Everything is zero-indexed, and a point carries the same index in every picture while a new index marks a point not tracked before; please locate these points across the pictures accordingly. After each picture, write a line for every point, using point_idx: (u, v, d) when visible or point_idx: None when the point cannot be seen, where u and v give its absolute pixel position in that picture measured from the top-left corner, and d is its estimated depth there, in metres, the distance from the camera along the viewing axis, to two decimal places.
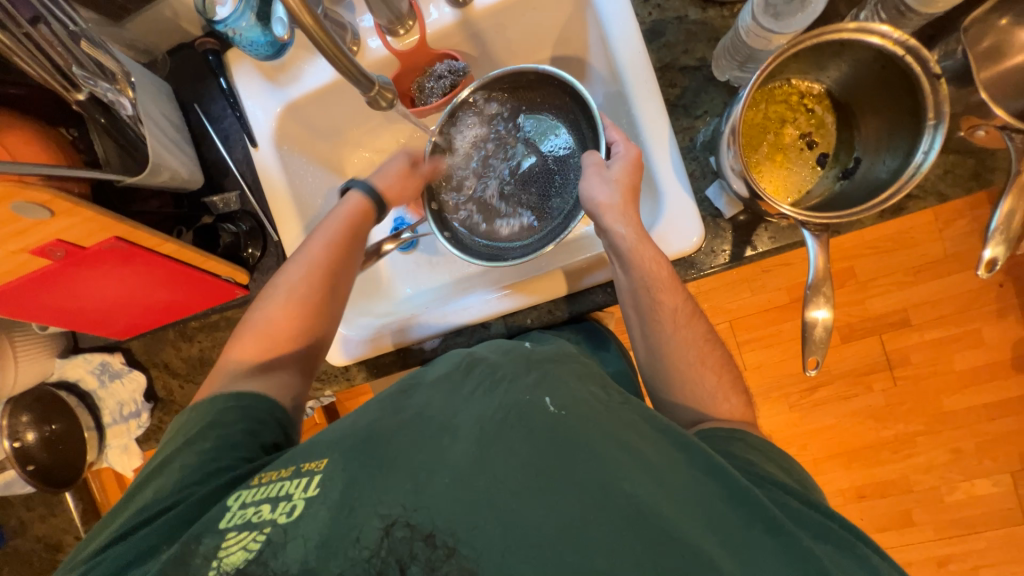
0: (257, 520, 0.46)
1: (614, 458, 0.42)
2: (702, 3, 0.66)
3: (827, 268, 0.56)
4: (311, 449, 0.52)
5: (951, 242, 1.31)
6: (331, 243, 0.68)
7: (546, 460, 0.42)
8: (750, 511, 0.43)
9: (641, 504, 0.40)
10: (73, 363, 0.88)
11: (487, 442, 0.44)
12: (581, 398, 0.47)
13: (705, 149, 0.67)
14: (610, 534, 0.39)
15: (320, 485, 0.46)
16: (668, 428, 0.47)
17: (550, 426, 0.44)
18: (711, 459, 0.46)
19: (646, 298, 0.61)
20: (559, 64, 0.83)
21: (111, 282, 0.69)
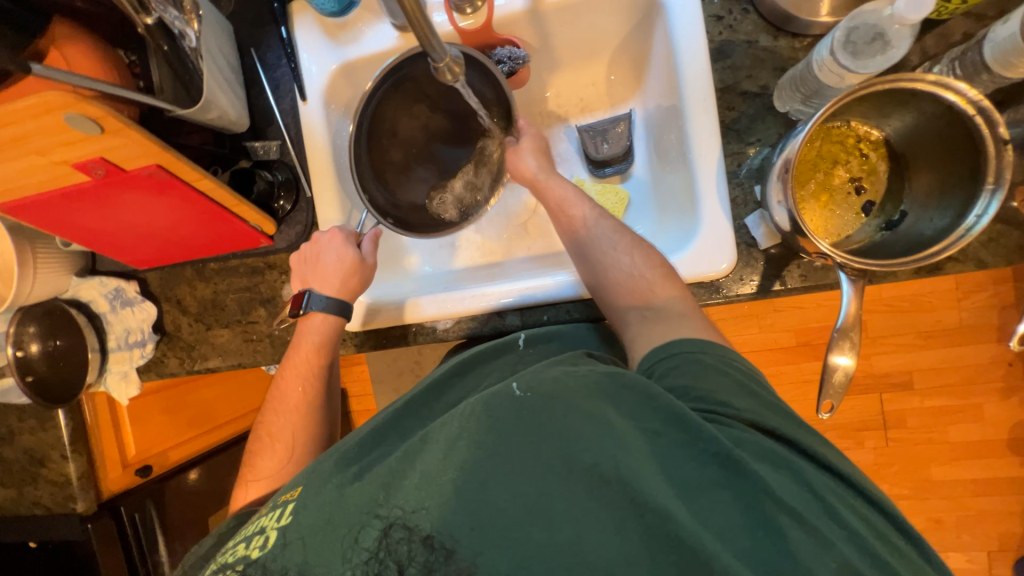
0: (233, 558, 0.48)
1: (564, 421, 0.43)
2: (775, 31, 0.65)
3: (857, 315, 0.55)
4: (291, 482, 0.54)
5: (969, 314, 1.30)
6: (301, 371, 0.73)
7: (513, 441, 0.43)
8: (700, 449, 0.42)
9: (595, 464, 0.40)
10: (89, 284, 0.88)
11: (462, 436, 0.44)
12: (544, 376, 0.47)
13: (751, 177, 0.66)
14: (573, 496, 0.40)
15: (293, 514, 0.48)
16: (617, 377, 0.47)
17: (513, 409, 0.45)
18: (657, 401, 0.45)
19: (613, 278, 0.64)
20: (616, 70, 0.82)
21: (143, 209, 0.69)
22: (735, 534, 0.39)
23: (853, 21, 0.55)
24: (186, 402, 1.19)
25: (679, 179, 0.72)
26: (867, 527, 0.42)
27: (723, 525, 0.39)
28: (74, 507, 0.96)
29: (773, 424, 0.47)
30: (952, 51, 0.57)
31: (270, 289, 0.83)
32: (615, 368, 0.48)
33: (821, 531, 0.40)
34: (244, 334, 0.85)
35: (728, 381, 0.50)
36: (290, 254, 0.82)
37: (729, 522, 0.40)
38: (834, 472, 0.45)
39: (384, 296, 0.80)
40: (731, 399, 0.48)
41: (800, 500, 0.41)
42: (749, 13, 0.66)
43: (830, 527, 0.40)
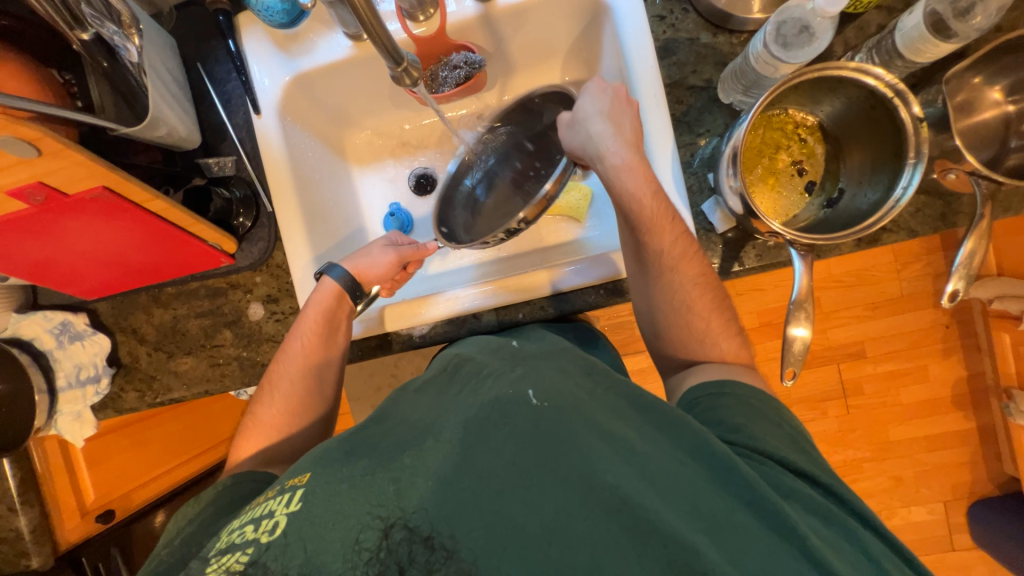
0: (241, 540, 0.46)
1: (594, 445, 0.43)
2: (713, 28, 0.70)
3: (810, 288, 0.59)
4: (297, 468, 0.51)
5: (908, 283, 1.41)
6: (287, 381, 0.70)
7: (532, 456, 0.43)
8: (729, 482, 0.44)
9: (624, 492, 0.41)
10: (30, 320, 0.82)
11: (468, 443, 0.45)
12: (563, 390, 0.48)
13: (704, 166, 0.70)
14: (597, 524, 0.40)
15: (302, 500, 0.46)
16: (650, 408, 0.48)
17: (531, 420, 0.45)
18: (691, 437, 0.46)
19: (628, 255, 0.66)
20: (571, 71, 0.85)
21: (90, 234, 0.65)
22: (761, 565, 0.39)
23: (781, 16, 0.59)
24: (148, 437, 1.10)
25: None
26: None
27: (748, 558, 0.40)
28: (28, 563, 0.88)
29: (811, 473, 0.48)
30: (869, 41, 0.63)
31: (235, 309, 0.80)
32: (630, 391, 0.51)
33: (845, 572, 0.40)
34: (209, 359, 0.81)
35: (777, 432, 0.51)
36: (253, 272, 0.80)
37: (757, 552, 0.40)
38: (872, 527, 0.46)
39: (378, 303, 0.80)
40: (760, 434, 0.50)
41: (835, 549, 0.42)
42: (689, 13, 0.70)
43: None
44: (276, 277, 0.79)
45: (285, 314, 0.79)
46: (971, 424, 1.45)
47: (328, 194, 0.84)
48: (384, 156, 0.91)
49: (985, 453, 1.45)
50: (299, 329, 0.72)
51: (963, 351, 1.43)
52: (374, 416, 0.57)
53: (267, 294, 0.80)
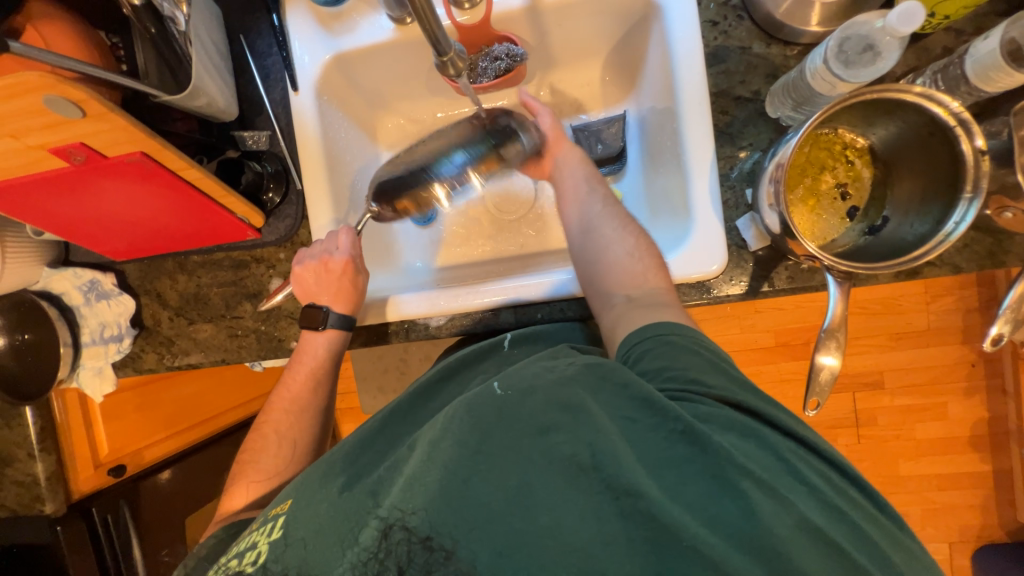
0: (227, 572, 0.48)
1: (546, 419, 0.44)
2: (767, 38, 0.67)
3: (843, 316, 0.57)
4: (280, 495, 0.54)
5: (936, 317, 1.37)
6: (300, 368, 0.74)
7: (495, 437, 0.44)
8: (668, 428, 0.43)
9: (578, 457, 0.41)
10: (60, 275, 0.84)
11: (442, 433, 0.46)
12: (520, 374, 0.50)
13: (742, 180, 0.68)
14: (553, 486, 0.41)
15: (283, 527, 0.48)
16: (606, 372, 0.47)
17: (494, 408, 0.46)
18: (630, 389, 0.45)
19: (612, 259, 0.64)
20: (612, 71, 0.83)
21: (125, 198, 0.66)
22: (705, 509, 0.39)
23: (846, 31, 0.56)
24: (162, 400, 1.14)
25: (671, 181, 0.73)
26: (836, 493, 0.43)
27: (691, 499, 0.40)
28: (43, 508, 0.92)
29: (737, 395, 0.47)
30: (934, 63, 0.59)
31: (257, 283, 0.81)
32: (594, 361, 0.49)
33: (780, 490, 0.40)
34: (228, 328, 0.82)
35: (698, 357, 0.50)
36: (278, 248, 0.80)
37: (696, 494, 0.40)
38: (793, 435, 0.46)
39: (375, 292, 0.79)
40: (700, 373, 0.48)
41: (761, 464, 0.42)
42: (743, 20, 0.68)
43: (790, 492, 0.41)
44: None
45: None
46: (988, 467, 1.40)
47: (357, 176, 0.84)
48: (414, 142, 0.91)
49: (999, 499, 1.40)
50: (301, 356, 0.74)
51: (987, 392, 1.39)
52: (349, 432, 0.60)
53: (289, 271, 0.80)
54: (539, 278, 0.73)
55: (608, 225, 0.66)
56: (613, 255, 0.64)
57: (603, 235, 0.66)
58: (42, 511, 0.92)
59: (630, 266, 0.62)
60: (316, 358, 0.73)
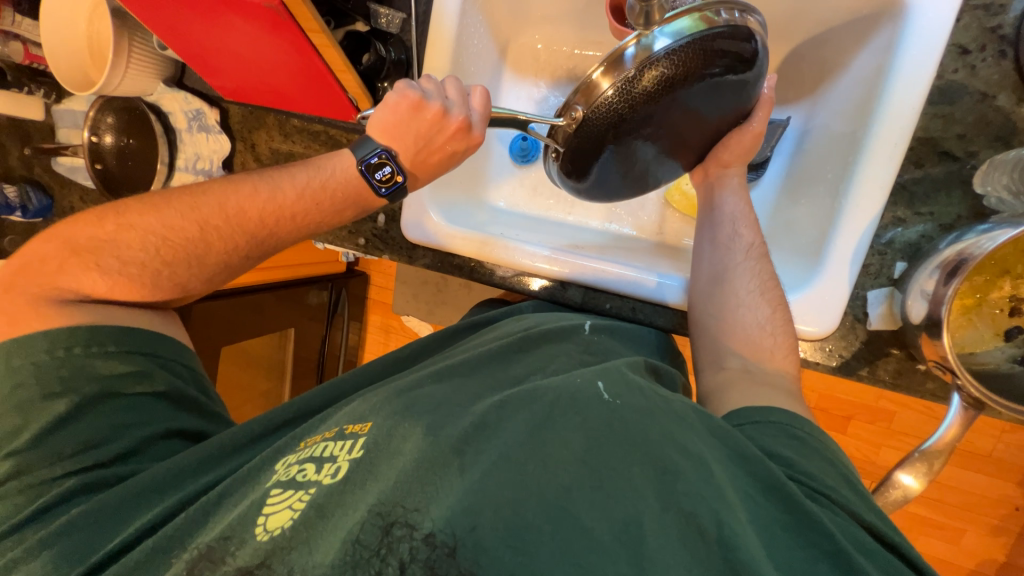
0: (300, 478, 0.43)
1: (667, 459, 0.36)
2: (1021, 92, 0.53)
3: (951, 444, 0.50)
4: (355, 411, 0.48)
5: (1002, 448, 1.23)
6: (277, 203, 0.58)
7: (597, 448, 0.36)
8: (812, 544, 0.35)
9: (701, 522, 0.33)
10: (172, 96, 0.85)
11: (532, 422, 0.39)
12: (637, 389, 0.42)
13: (898, 250, 0.57)
14: (658, 544, 0.32)
15: (365, 449, 0.42)
16: (726, 436, 0.40)
17: (605, 415, 0.39)
18: (765, 473, 0.38)
19: (737, 320, 0.57)
20: (793, 66, 0.69)
21: (248, 40, 0.63)
22: None
23: None
24: None
25: (810, 218, 0.64)
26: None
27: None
28: None
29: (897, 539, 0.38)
30: None
31: None
32: (707, 414, 0.42)
33: None
34: None
35: (833, 470, 0.42)
36: None
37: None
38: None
39: (453, 218, 0.74)
40: (829, 480, 0.41)
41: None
42: (1002, 58, 0.53)
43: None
44: None
45: None
46: None
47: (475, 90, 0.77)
48: (542, 73, 0.82)
49: None
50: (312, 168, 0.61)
51: (1017, 539, 1.27)
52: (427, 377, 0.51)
53: None
54: (637, 274, 0.67)
55: (739, 259, 0.60)
56: (740, 317, 0.57)
57: (736, 292, 0.58)
58: None
59: (757, 337, 0.56)
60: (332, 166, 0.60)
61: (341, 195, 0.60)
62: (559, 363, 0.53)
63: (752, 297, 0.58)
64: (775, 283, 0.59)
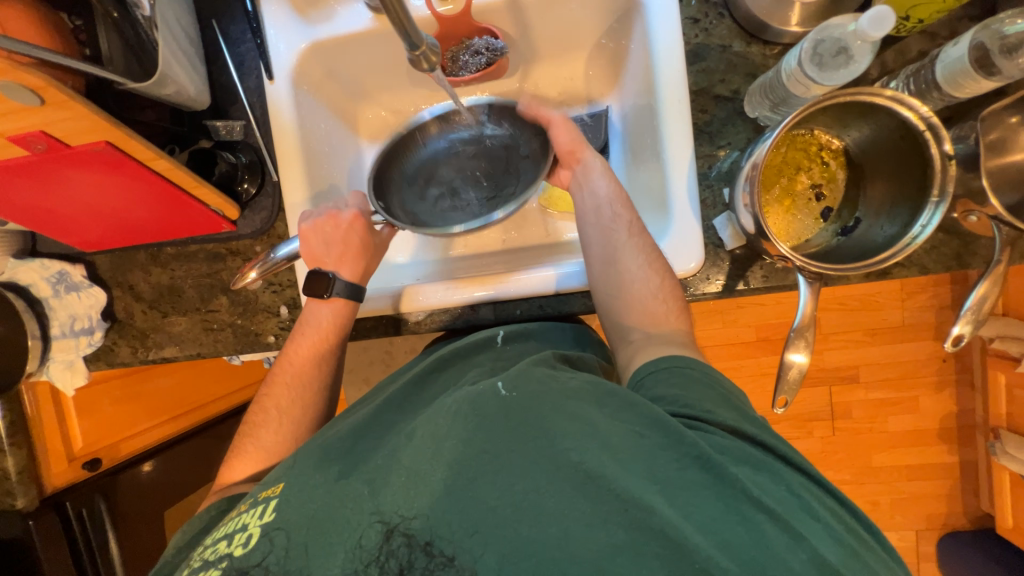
0: (214, 557, 0.50)
1: (563, 427, 0.46)
2: (748, 37, 0.67)
3: (812, 315, 0.58)
4: (269, 479, 0.55)
5: (910, 313, 1.40)
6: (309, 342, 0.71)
7: (503, 437, 0.46)
8: (682, 453, 0.44)
9: (586, 466, 0.43)
10: (27, 266, 0.81)
11: (444, 435, 0.49)
12: (531, 377, 0.51)
13: (720, 179, 0.68)
14: (560, 494, 0.43)
15: (276, 511, 0.50)
16: (610, 390, 0.49)
17: (499, 406, 0.49)
18: (642, 409, 0.47)
19: (634, 297, 0.63)
20: (595, 66, 0.81)
21: (92, 188, 0.64)
22: (711, 524, 0.40)
23: (820, 33, 0.56)
24: (139, 392, 1.12)
25: (650, 178, 0.73)
26: (842, 526, 0.43)
27: (705, 520, 0.41)
28: (14, 503, 0.90)
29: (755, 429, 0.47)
30: (908, 66, 0.60)
31: (232, 276, 0.80)
32: (599, 379, 0.51)
33: (797, 528, 0.41)
34: (203, 322, 0.81)
35: (710, 390, 0.51)
36: (254, 241, 0.79)
37: (710, 515, 0.41)
38: (812, 474, 0.46)
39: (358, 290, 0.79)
40: (709, 403, 0.49)
41: (775, 499, 0.42)
42: (724, 18, 0.68)
43: (805, 526, 0.41)
44: (276, 249, 0.79)
45: (282, 286, 0.79)
46: (955, 459, 1.46)
47: (337, 168, 0.81)
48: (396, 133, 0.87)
49: (963, 488, 1.47)
50: (304, 329, 0.72)
51: (956, 386, 1.43)
52: None
53: None
54: (526, 273, 0.72)
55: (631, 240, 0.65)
56: (636, 292, 0.63)
57: (628, 272, 0.64)
58: (13, 506, 0.91)
59: (652, 307, 0.62)
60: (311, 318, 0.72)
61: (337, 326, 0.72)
62: (472, 373, 0.63)
63: (643, 272, 0.63)
64: (658, 254, 0.65)
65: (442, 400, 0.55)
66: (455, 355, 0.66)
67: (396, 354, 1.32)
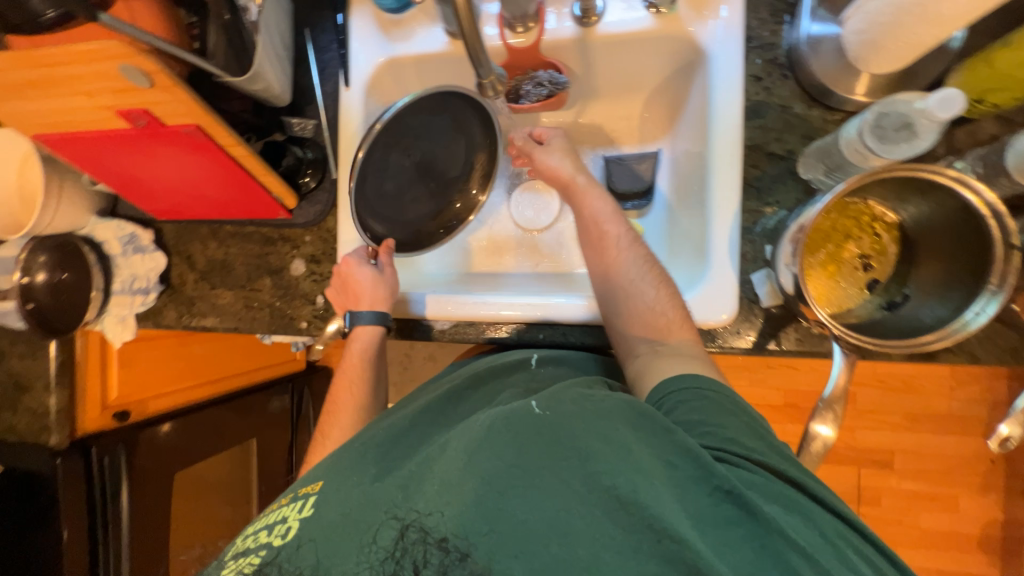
0: (255, 544, 0.52)
1: (591, 448, 0.45)
2: (809, 99, 0.68)
3: (844, 388, 0.56)
4: (309, 477, 0.58)
5: (957, 404, 1.31)
6: (349, 375, 0.75)
7: (531, 455, 0.45)
8: (715, 487, 0.43)
9: (619, 492, 0.42)
10: (105, 224, 0.89)
11: (476, 446, 0.47)
12: (563, 399, 0.50)
13: (764, 236, 0.68)
14: (585, 516, 0.42)
15: (315, 506, 0.52)
16: (646, 413, 0.48)
17: (533, 424, 0.47)
18: (675, 437, 0.46)
19: (634, 308, 0.64)
20: (651, 109, 0.83)
21: (174, 164, 0.71)
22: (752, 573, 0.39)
23: (885, 107, 0.56)
24: (174, 353, 1.19)
25: (693, 225, 0.73)
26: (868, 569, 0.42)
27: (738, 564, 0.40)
28: (47, 440, 0.96)
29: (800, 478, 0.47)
30: (977, 149, 0.59)
31: (280, 260, 0.85)
32: (633, 399, 0.50)
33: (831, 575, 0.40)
34: (246, 300, 0.86)
35: (737, 420, 0.51)
36: (305, 230, 0.84)
37: (743, 559, 0.40)
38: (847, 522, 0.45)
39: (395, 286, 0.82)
40: (749, 441, 0.49)
41: (809, 543, 0.41)
42: (787, 79, 0.69)
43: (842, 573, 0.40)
44: (323, 241, 0.83)
45: (322, 276, 0.83)
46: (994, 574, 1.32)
47: None
48: None
49: None
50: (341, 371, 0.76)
51: (1004, 493, 1.31)
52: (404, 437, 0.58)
53: (311, 254, 0.84)
54: (566, 300, 0.73)
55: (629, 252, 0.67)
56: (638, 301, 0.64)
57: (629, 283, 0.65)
58: (47, 443, 0.96)
59: (654, 318, 0.62)
60: (357, 354, 0.74)
61: (369, 359, 0.75)
62: (505, 396, 0.63)
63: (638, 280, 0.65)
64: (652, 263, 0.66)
65: (477, 415, 0.54)
66: (486, 378, 0.68)
67: (414, 358, 1.35)
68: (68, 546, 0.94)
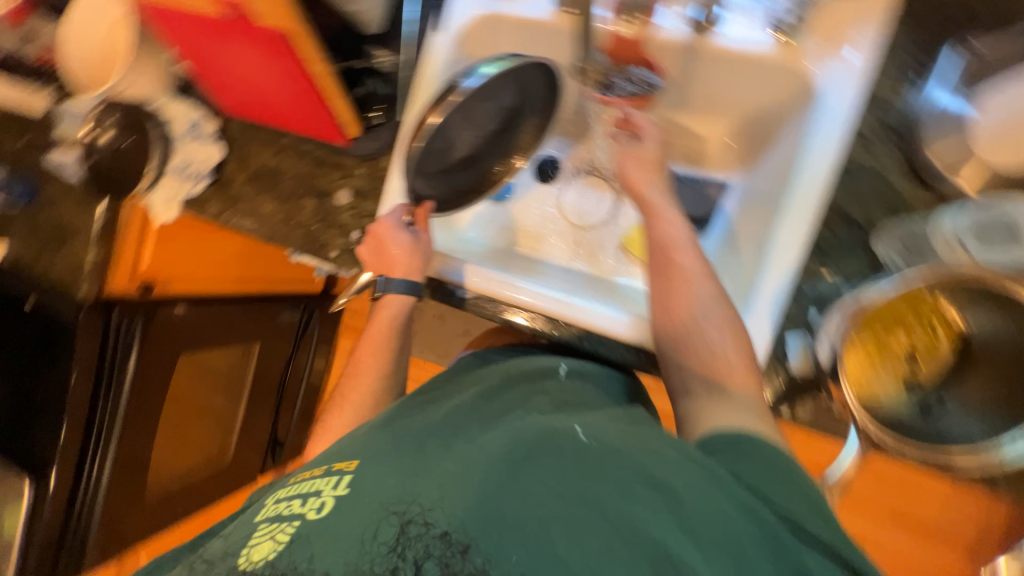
0: (288, 512, 0.49)
1: (639, 491, 0.45)
2: (908, 172, 0.63)
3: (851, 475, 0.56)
4: (344, 452, 0.56)
5: (949, 520, 1.25)
6: (371, 341, 0.75)
7: (576, 482, 0.46)
8: (777, 558, 0.44)
9: (667, 546, 0.42)
10: (175, 104, 0.92)
11: (517, 458, 0.49)
12: (610, 433, 0.52)
13: (813, 300, 0.64)
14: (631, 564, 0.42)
15: (353, 485, 0.50)
16: (699, 461, 0.48)
17: (582, 452, 0.49)
18: (733, 493, 0.46)
19: (696, 346, 0.60)
20: (735, 137, 0.79)
21: (253, 64, 0.71)
22: None
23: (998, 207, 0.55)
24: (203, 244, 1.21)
25: (742, 266, 0.71)
26: None
27: None
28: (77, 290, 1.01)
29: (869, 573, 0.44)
30: None
31: (327, 185, 0.85)
32: (686, 451, 0.49)
33: None
34: (285, 214, 0.87)
35: (795, 490, 0.47)
36: (358, 163, 0.85)
37: None
38: None
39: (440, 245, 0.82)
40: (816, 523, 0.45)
41: None
42: (891, 144, 0.64)
43: None
44: (373, 178, 0.84)
45: (363, 212, 0.84)
46: None
47: None
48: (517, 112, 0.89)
49: None
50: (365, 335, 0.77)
51: None
52: (440, 426, 0.58)
53: (358, 187, 0.84)
54: (595, 306, 0.72)
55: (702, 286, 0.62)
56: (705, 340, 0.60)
57: (696, 322, 0.61)
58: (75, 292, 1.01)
59: (713, 361, 0.59)
60: (386, 322, 0.75)
61: (392, 333, 0.75)
62: (538, 401, 0.61)
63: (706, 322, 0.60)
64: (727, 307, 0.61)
65: (511, 422, 0.55)
66: (527, 378, 0.67)
67: (424, 313, 1.36)
68: (74, 385, 1.00)
